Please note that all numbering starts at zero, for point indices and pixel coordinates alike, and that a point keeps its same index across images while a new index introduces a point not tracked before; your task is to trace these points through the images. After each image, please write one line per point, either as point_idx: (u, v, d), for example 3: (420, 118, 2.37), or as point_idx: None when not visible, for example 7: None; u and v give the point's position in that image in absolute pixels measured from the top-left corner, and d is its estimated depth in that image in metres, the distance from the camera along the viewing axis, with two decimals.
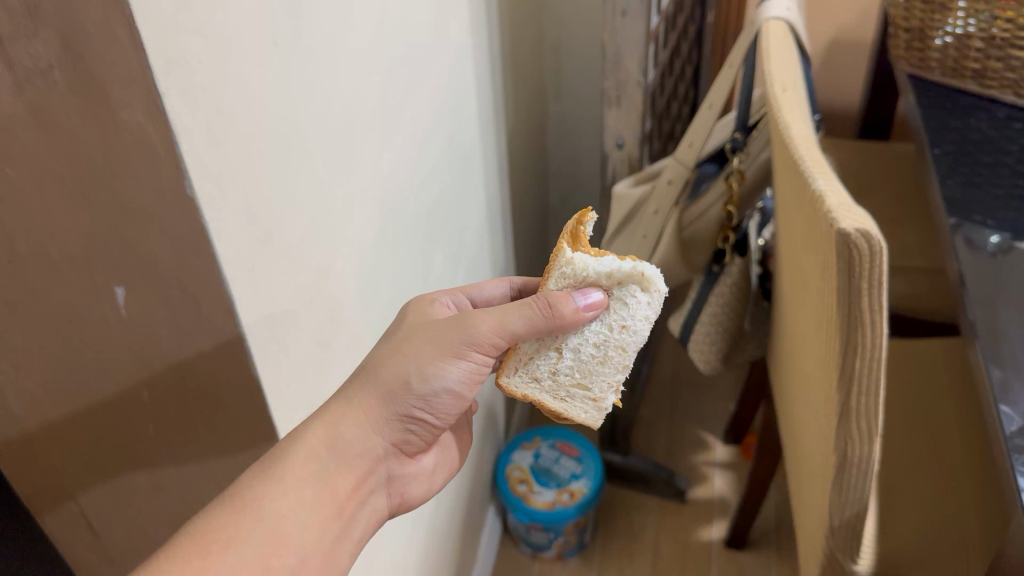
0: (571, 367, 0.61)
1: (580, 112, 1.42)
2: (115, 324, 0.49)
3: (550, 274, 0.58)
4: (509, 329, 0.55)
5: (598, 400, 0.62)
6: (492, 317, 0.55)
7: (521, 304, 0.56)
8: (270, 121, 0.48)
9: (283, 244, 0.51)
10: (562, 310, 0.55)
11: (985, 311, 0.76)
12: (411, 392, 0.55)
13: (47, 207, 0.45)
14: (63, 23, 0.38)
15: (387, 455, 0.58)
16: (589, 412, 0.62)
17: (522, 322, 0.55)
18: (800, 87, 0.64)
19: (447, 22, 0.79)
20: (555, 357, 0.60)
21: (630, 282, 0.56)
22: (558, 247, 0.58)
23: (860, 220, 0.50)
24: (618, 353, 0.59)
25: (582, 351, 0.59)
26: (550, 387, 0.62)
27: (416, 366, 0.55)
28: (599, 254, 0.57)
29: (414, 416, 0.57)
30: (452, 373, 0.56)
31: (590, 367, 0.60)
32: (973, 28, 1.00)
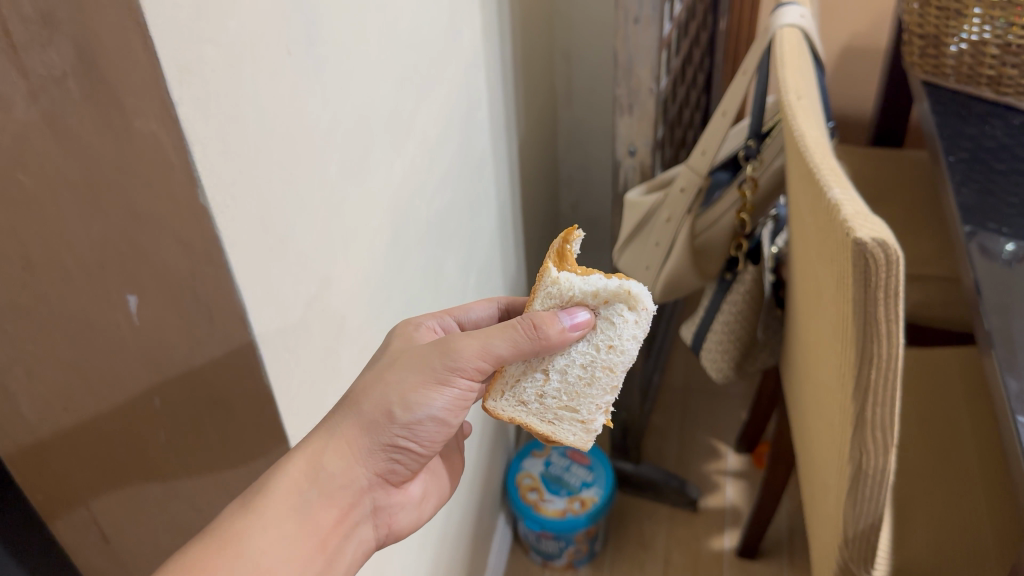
0: (558, 389, 0.60)
1: (591, 119, 1.42)
2: (128, 332, 0.49)
3: (537, 294, 0.58)
4: (494, 353, 0.55)
5: (587, 422, 0.61)
6: (475, 342, 0.54)
7: (506, 326, 0.55)
8: (284, 130, 0.48)
9: (296, 252, 0.51)
10: (547, 332, 0.54)
11: (1001, 320, 0.75)
12: (394, 421, 0.55)
13: (61, 215, 0.45)
14: (77, 31, 0.38)
15: (371, 486, 0.58)
16: (577, 435, 0.61)
17: (507, 345, 0.54)
18: (815, 95, 0.63)
19: (458, 30, 0.79)
20: (542, 379, 0.60)
21: (616, 301, 0.56)
22: (544, 267, 0.58)
23: (876, 229, 0.50)
24: (606, 374, 0.58)
25: (569, 372, 0.59)
26: (537, 410, 0.61)
27: (398, 396, 0.54)
28: (586, 273, 0.57)
29: (399, 446, 0.56)
30: (436, 401, 0.55)
31: (578, 390, 0.59)
32: (989, 34, 0.99)
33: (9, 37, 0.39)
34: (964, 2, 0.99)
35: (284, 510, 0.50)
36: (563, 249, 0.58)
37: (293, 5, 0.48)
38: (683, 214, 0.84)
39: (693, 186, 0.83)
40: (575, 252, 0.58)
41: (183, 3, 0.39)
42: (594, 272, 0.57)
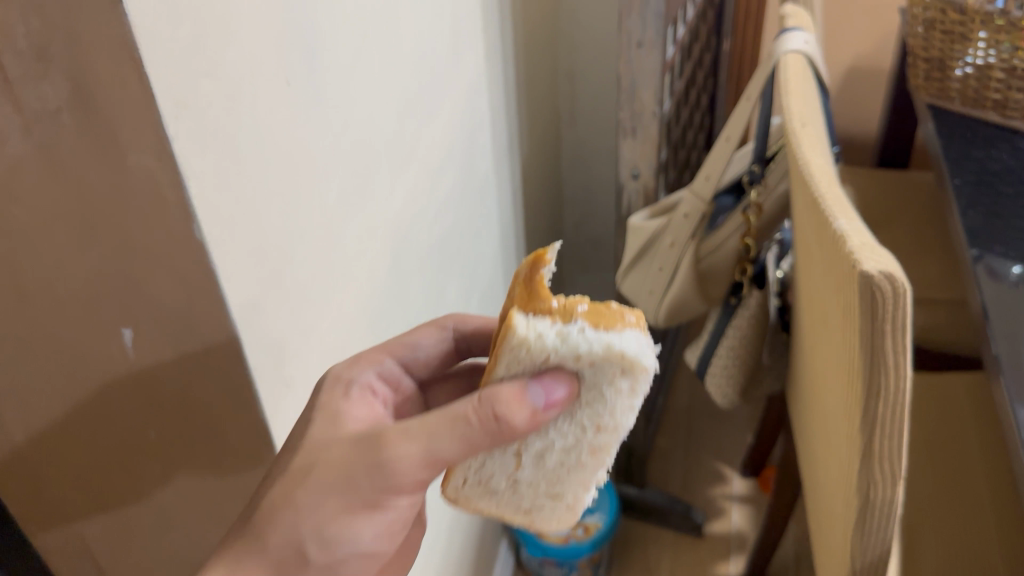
0: (534, 477, 0.51)
1: (595, 139, 1.41)
2: (123, 364, 0.48)
3: (500, 355, 0.45)
4: (439, 459, 0.46)
5: (571, 503, 0.54)
6: (416, 447, 0.46)
7: (455, 421, 0.45)
8: (283, 161, 0.48)
9: (294, 283, 0.50)
10: (510, 419, 0.44)
11: (1009, 346, 0.74)
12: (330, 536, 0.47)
13: (56, 248, 0.44)
14: (71, 65, 0.37)
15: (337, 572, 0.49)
16: (560, 516, 0.55)
17: (455, 446, 0.46)
18: (820, 122, 0.63)
19: (461, 53, 0.79)
20: (513, 466, 0.51)
21: (607, 364, 0.45)
22: (510, 314, 0.44)
23: (884, 261, 0.49)
24: (588, 457, 0.50)
25: (546, 458, 0.50)
26: (510, 497, 0.53)
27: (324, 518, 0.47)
28: (565, 322, 0.44)
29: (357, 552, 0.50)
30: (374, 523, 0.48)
31: (559, 474, 0.51)
32: (994, 59, 0.98)
33: (2, 71, 0.38)
34: (970, 25, 0.98)
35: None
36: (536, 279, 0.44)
37: (293, 34, 0.48)
38: (686, 239, 0.84)
39: (697, 212, 0.83)
40: (548, 281, 0.44)
41: (180, 38, 0.38)
42: (576, 319, 0.44)
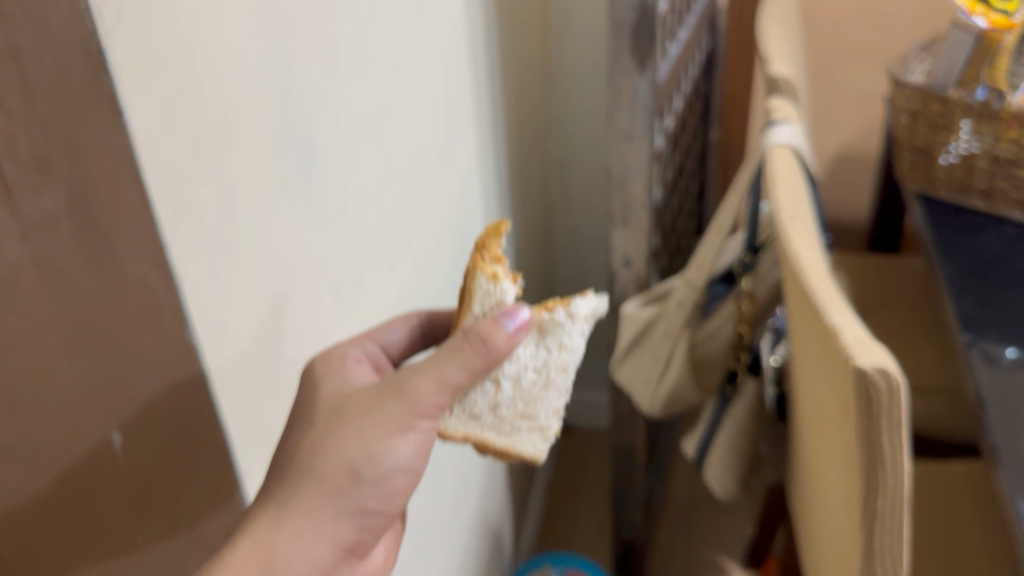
0: (512, 399, 0.56)
1: (584, 227, 1.46)
2: (105, 475, 0.42)
3: (471, 300, 0.54)
4: (449, 382, 0.50)
5: (544, 428, 0.59)
6: (428, 379, 0.49)
7: (453, 351, 0.50)
8: (278, 260, 0.48)
9: (283, 379, 0.51)
10: (495, 342, 0.50)
11: (1008, 438, 0.74)
12: (361, 481, 0.48)
13: (42, 356, 0.38)
14: (69, 180, 0.35)
15: (337, 565, 0.49)
16: (535, 444, 0.59)
17: (461, 372, 0.50)
18: (809, 215, 0.63)
19: (455, 147, 0.80)
20: (494, 388, 0.55)
21: (554, 328, 0.55)
22: (473, 271, 0.54)
23: (879, 356, 0.49)
24: (559, 375, 0.57)
25: (522, 380, 0.56)
26: (491, 424, 0.57)
27: (359, 449, 0.48)
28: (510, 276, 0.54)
29: (369, 510, 0.49)
30: (403, 450, 0.49)
31: (533, 395, 0.57)
32: (978, 149, 1.02)
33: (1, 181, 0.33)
34: (950, 117, 1.03)
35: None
36: (487, 242, 0.55)
37: (289, 135, 0.48)
38: (679, 327, 0.85)
39: (689, 302, 0.84)
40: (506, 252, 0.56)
41: (180, 148, 0.39)
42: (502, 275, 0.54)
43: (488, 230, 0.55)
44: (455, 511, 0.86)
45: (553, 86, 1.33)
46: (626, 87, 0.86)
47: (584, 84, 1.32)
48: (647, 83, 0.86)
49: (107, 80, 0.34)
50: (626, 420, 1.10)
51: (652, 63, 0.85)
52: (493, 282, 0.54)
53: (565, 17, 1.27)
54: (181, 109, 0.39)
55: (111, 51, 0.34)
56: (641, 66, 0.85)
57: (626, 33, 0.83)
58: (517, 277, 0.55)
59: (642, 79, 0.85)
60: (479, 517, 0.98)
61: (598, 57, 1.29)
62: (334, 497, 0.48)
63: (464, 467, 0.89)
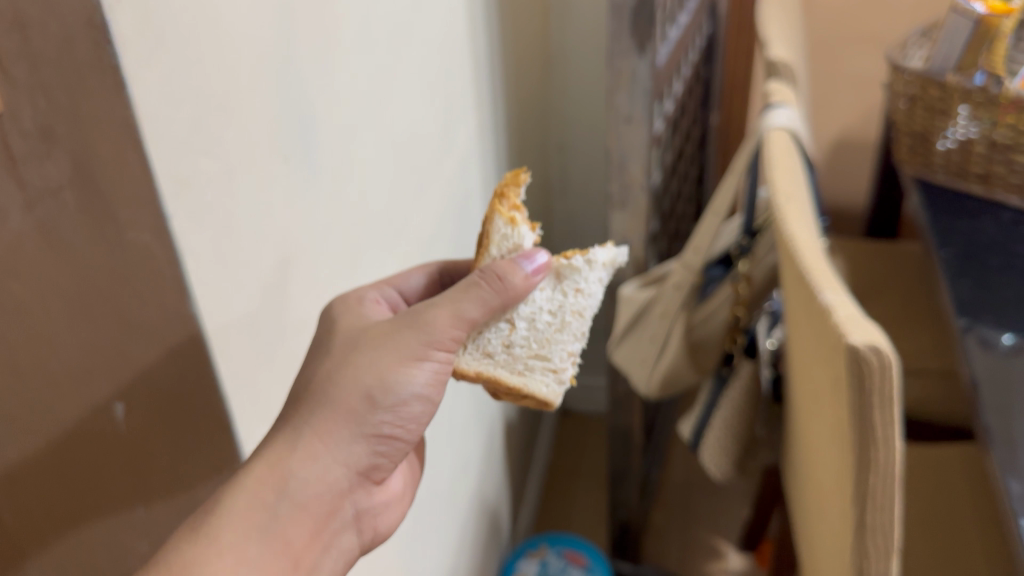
0: (527, 338, 0.59)
1: (584, 211, 1.46)
2: (110, 441, 0.44)
3: (488, 244, 0.59)
4: (466, 318, 0.53)
5: (559, 371, 0.60)
6: (445, 310, 0.52)
7: (470, 287, 0.53)
8: (280, 234, 0.49)
9: (284, 354, 0.52)
10: (512, 281, 0.54)
11: (1001, 420, 0.74)
12: (377, 406, 0.50)
13: (46, 322, 0.41)
14: (75, 147, 0.36)
15: (352, 487, 0.50)
16: (549, 386, 0.60)
17: (477, 307, 0.53)
18: (805, 196, 0.64)
19: (455, 128, 0.81)
20: (509, 328, 0.58)
21: (571, 273, 0.59)
22: (490, 217, 0.59)
23: (870, 334, 0.49)
24: (575, 319, 0.60)
25: (539, 320, 0.59)
26: (506, 362, 0.59)
27: (375, 377, 0.50)
28: (526, 222, 0.58)
29: (383, 434, 0.51)
30: (418, 377, 0.51)
31: (548, 336, 0.60)
32: (976, 134, 1.03)
33: (7, 151, 0.36)
34: (948, 101, 1.04)
35: (239, 539, 0.42)
36: (506, 191, 0.59)
37: (290, 110, 0.49)
38: (676, 309, 0.87)
39: (685, 284, 0.85)
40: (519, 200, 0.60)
41: (180, 121, 0.39)
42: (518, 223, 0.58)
43: (508, 179, 0.59)
44: (452, 488, 0.87)
45: (554, 71, 1.34)
46: (625, 69, 0.87)
47: (585, 69, 1.32)
48: (647, 65, 0.86)
49: (109, 51, 0.34)
50: (624, 401, 1.11)
51: (652, 46, 0.85)
52: (511, 226, 0.58)
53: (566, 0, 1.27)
54: (182, 81, 0.39)
55: (113, 20, 0.34)
56: (641, 48, 0.85)
57: (626, 16, 0.83)
58: (533, 225, 0.60)
59: (642, 61, 0.86)
60: (476, 494, 0.99)
61: (598, 41, 1.29)
62: (349, 423, 0.49)
63: (462, 444, 0.90)
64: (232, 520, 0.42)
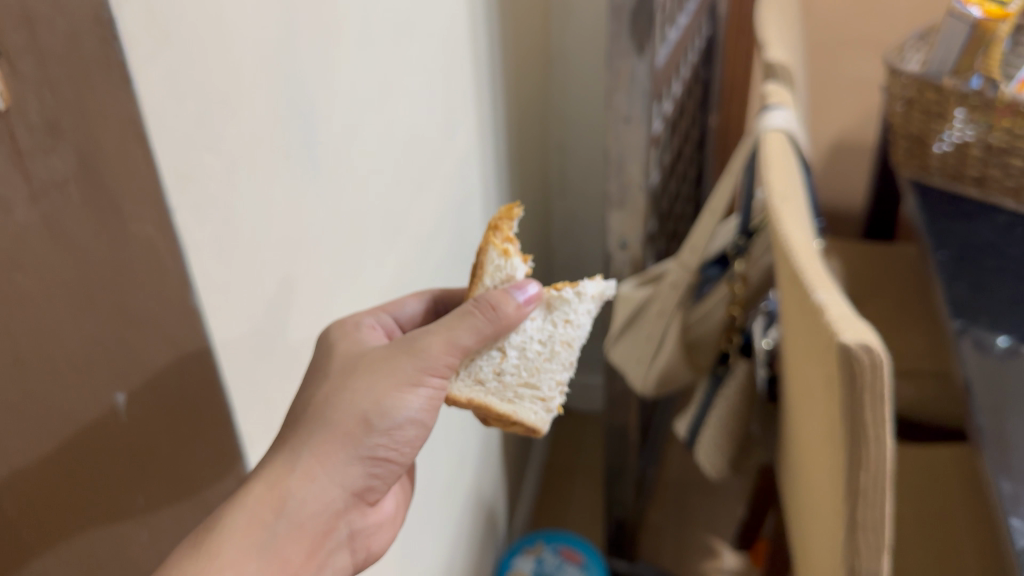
0: (518, 367, 0.59)
1: (583, 210, 1.47)
2: (111, 432, 0.45)
3: (481, 274, 0.59)
4: (460, 345, 0.53)
5: (547, 400, 0.60)
6: (439, 337, 0.53)
7: (464, 315, 0.54)
8: (280, 229, 0.49)
9: (286, 348, 0.52)
10: (505, 310, 0.55)
11: (994, 420, 0.75)
12: (373, 429, 0.51)
13: (54, 314, 0.42)
14: (80, 142, 0.37)
15: (347, 508, 0.51)
16: (538, 415, 0.59)
17: (471, 334, 0.53)
18: (800, 196, 0.65)
19: (456, 127, 0.81)
20: (500, 356, 0.58)
21: (561, 304, 0.59)
22: (484, 249, 0.59)
23: (862, 332, 0.50)
24: (565, 349, 0.60)
25: (529, 349, 0.59)
26: (496, 390, 0.58)
27: (371, 401, 0.50)
28: (518, 255, 0.58)
29: (379, 457, 0.51)
30: (413, 403, 0.52)
31: (538, 365, 0.59)
32: (972, 137, 1.04)
33: (14, 143, 0.37)
34: (945, 105, 1.05)
35: (239, 556, 0.43)
36: (499, 224, 0.59)
37: (291, 107, 0.50)
38: (673, 308, 0.87)
39: (682, 283, 0.86)
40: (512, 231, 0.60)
41: (184, 116, 0.40)
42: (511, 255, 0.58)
43: (502, 213, 0.59)
44: (449, 483, 0.88)
45: (554, 71, 1.34)
46: (624, 70, 0.87)
47: (585, 69, 1.33)
48: (645, 66, 0.87)
49: (117, 48, 0.35)
50: (620, 399, 1.12)
51: (650, 47, 0.86)
52: (504, 258, 0.58)
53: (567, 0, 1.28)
54: (187, 77, 0.40)
55: (120, 17, 0.35)
56: (640, 49, 0.86)
57: (625, 17, 0.84)
58: (525, 257, 0.60)
59: (640, 62, 0.86)
60: (473, 490, 1.00)
61: (598, 42, 1.30)
62: (347, 444, 0.50)
63: (459, 440, 0.91)
64: (233, 538, 0.43)
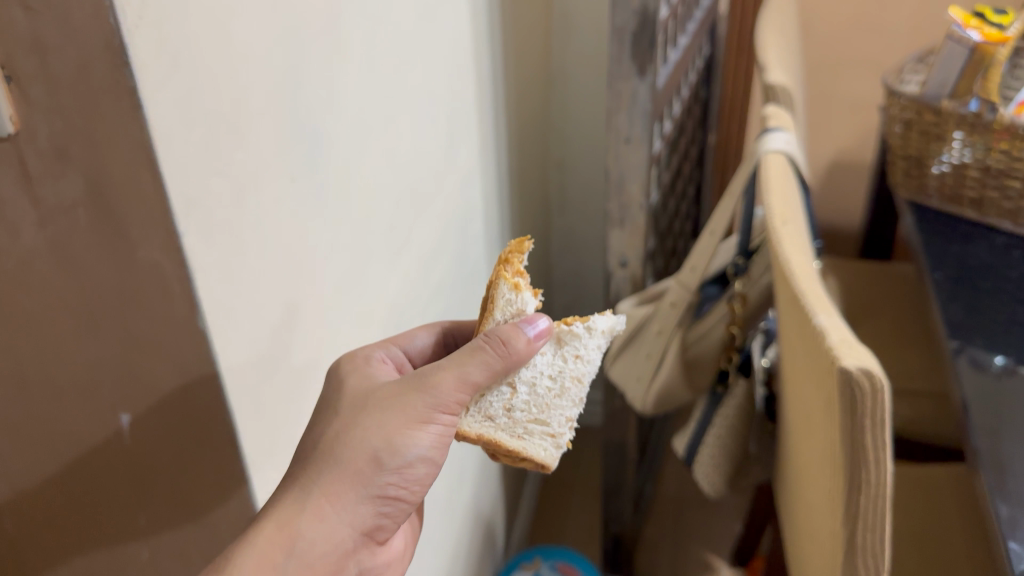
0: (527, 402, 0.58)
1: (583, 227, 1.48)
2: (114, 450, 0.46)
3: (494, 307, 0.58)
4: (471, 382, 0.52)
5: (557, 436, 0.59)
6: (450, 374, 0.51)
7: (475, 350, 0.52)
8: (285, 253, 0.50)
9: (291, 370, 0.53)
10: (516, 346, 0.52)
11: (990, 442, 0.75)
12: (383, 467, 0.50)
13: (61, 337, 0.43)
14: (87, 169, 0.37)
15: (357, 547, 0.51)
16: (547, 451, 0.59)
17: (481, 371, 0.52)
18: (799, 220, 0.66)
19: (458, 147, 0.82)
20: (510, 392, 0.58)
21: (571, 338, 0.58)
22: (495, 282, 0.58)
23: (862, 358, 0.50)
24: (576, 385, 0.59)
25: (538, 386, 0.58)
26: (505, 425, 0.58)
27: (382, 439, 0.50)
28: (530, 287, 0.58)
29: (389, 495, 0.51)
30: (423, 440, 0.51)
31: (547, 401, 0.59)
32: (969, 158, 1.04)
33: (23, 167, 0.38)
34: (943, 126, 1.05)
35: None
36: (510, 257, 0.58)
37: (298, 133, 0.50)
38: (672, 327, 0.88)
39: (681, 302, 0.87)
40: (524, 263, 0.59)
41: (193, 141, 0.40)
42: (522, 287, 0.57)
43: (512, 246, 0.58)
44: (448, 500, 0.88)
45: (555, 89, 1.35)
46: (626, 90, 0.88)
47: (586, 87, 1.33)
48: (647, 87, 0.87)
49: (126, 74, 0.35)
50: (618, 416, 1.12)
51: (652, 68, 0.86)
52: (515, 292, 0.57)
53: (568, 18, 1.29)
54: (195, 102, 0.39)
55: (130, 43, 0.35)
56: (641, 70, 0.86)
57: (627, 38, 0.85)
58: (536, 290, 0.59)
59: (642, 83, 0.87)
60: (471, 506, 1.00)
61: (599, 60, 1.31)
62: (357, 484, 0.49)
63: (458, 457, 0.91)
64: None
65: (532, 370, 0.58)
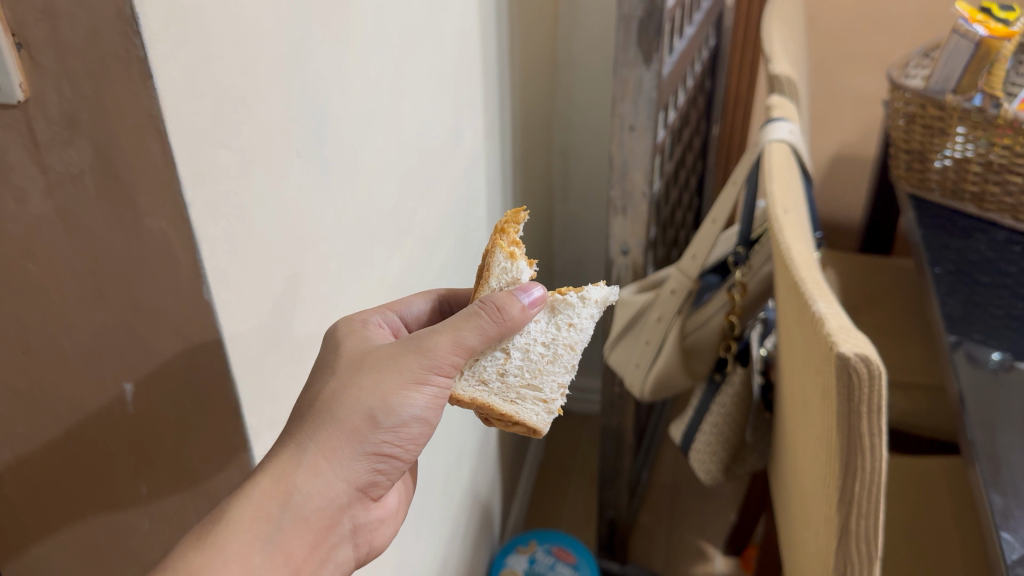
0: (520, 367, 0.59)
1: (585, 215, 1.48)
2: (118, 419, 0.47)
3: (489, 275, 0.58)
4: (466, 346, 0.52)
5: (549, 402, 0.60)
6: (446, 336, 0.52)
7: (469, 315, 0.53)
8: (288, 227, 0.50)
9: (294, 343, 0.53)
10: (510, 313, 0.53)
11: (985, 434, 0.76)
12: (379, 426, 0.50)
13: (65, 302, 0.43)
14: (96, 135, 0.38)
15: (351, 503, 0.51)
16: (539, 415, 0.60)
17: (475, 335, 0.52)
18: (800, 208, 0.66)
19: (463, 131, 0.82)
20: (503, 357, 0.58)
21: (565, 307, 0.59)
22: (491, 249, 0.59)
23: (860, 344, 0.51)
24: (568, 352, 0.59)
25: (532, 351, 0.59)
26: (499, 390, 0.59)
27: (378, 398, 0.50)
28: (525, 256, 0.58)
29: (384, 453, 0.51)
30: (417, 401, 0.51)
31: (540, 367, 0.59)
32: (972, 153, 1.05)
33: (31, 134, 0.39)
34: (947, 121, 1.06)
35: (244, 549, 0.44)
36: (506, 228, 0.59)
37: (303, 109, 0.50)
38: (672, 314, 0.89)
39: (682, 289, 0.88)
40: (519, 233, 0.60)
41: (202, 111, 0.40)
42: (517, 255, 0.58)
43: (509, 216, 0.59)
44: (446, 481, 0.89)
45: (561, 76, 1.36)
46: (631, 78, 0.88)
47: (591, 76, 1.34)
48: (652, 75, 0.87)
49: (137, 43, 0.35)
50: (617, 403, 1.13)
51: (658, 56, 0.86)
52: (511, 260, 0.58)
53: (575, 6, 1.29)
54: (204, 74, 0.39)
55: (143, 12, 0.35)
56: (647, 58, 0.86)
57: (633, 25, 0.85)
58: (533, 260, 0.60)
59: (648, 70, 0.87)
60: (469, 488, 1.01)
61: (606, 49, 1.31)
62: (353, 440, 0.50)
63: (457, 438, 0.92)
64: (237, 532, 0.44)
65: (525, 337, 0.58)
